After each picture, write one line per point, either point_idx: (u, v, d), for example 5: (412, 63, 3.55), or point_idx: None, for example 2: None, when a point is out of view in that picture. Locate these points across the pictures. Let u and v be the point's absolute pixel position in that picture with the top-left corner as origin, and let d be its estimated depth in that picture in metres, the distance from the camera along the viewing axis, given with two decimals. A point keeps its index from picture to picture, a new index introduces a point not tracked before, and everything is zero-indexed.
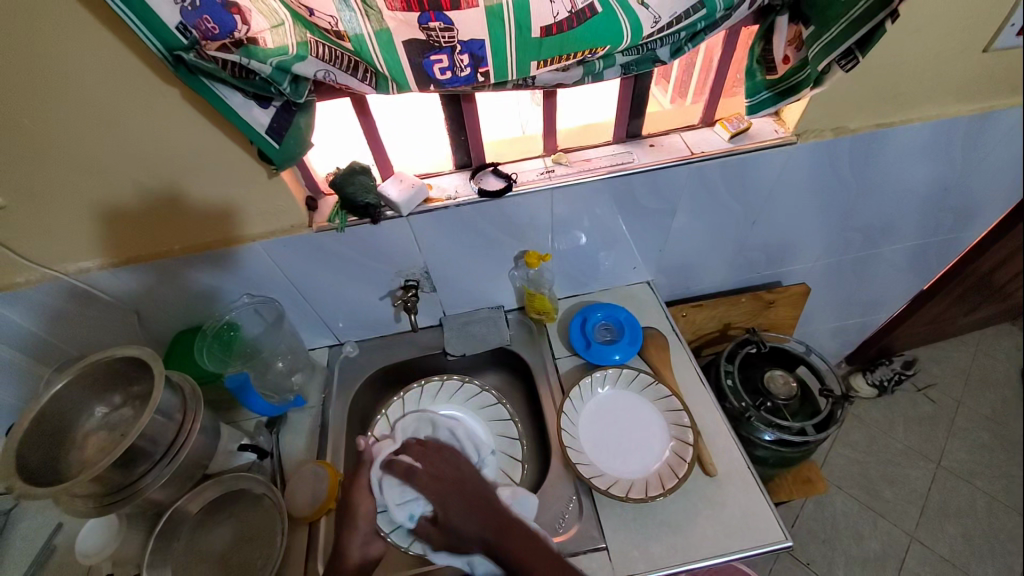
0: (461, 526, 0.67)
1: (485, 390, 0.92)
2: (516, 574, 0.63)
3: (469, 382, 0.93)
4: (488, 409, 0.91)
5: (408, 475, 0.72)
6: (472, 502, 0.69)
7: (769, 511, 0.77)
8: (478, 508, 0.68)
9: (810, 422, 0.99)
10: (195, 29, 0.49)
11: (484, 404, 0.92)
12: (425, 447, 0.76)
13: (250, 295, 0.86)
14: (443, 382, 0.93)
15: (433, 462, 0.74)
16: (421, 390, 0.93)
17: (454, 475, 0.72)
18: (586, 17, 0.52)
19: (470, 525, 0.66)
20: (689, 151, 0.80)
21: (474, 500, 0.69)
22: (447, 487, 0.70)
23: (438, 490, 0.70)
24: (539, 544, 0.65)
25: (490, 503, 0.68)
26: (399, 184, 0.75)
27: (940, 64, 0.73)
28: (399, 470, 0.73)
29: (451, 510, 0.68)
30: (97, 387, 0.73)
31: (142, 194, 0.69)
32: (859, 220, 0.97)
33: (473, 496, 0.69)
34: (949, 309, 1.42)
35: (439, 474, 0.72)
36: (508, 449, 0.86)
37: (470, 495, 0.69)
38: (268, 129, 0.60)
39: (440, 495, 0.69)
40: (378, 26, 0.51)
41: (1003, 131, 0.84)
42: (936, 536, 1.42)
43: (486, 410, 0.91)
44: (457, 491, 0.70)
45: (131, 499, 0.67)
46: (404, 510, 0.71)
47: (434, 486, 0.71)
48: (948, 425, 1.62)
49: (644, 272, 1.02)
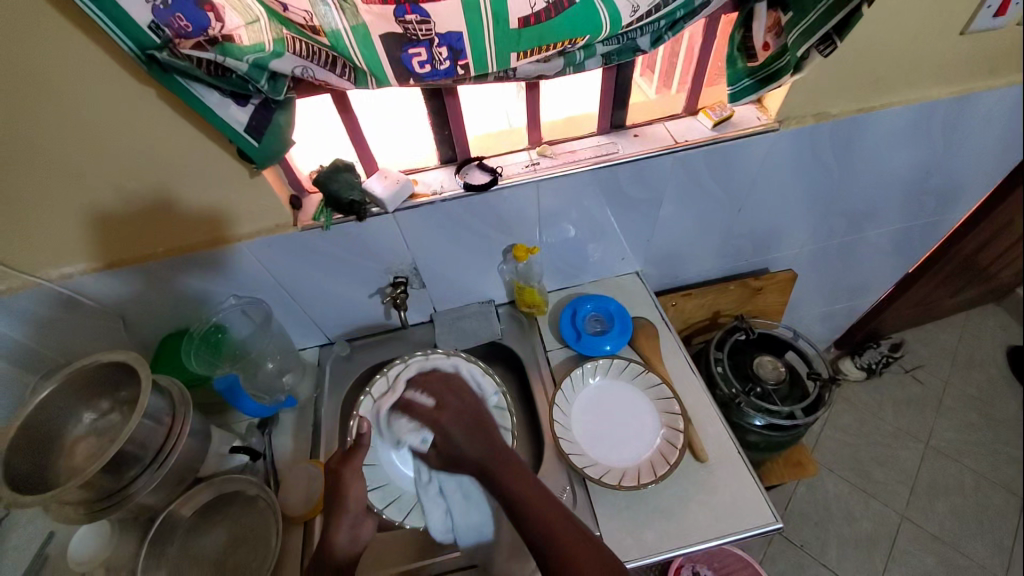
0: (461, 449, 0.71)
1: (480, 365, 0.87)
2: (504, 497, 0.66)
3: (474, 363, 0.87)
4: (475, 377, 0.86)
5: (414, 408, 0.78)
6: (474, 427, 0.73)
7: (759, 495, 0.78)
8: (477, 434, 0.72)
9: (800, 406, 1.00)
10: (167, 28, 0.49)
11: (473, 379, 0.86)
12: (436, 380, 0.80)
13: (236, 297, 0.85)
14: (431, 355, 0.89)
15: (441, 392, 0.79)
16: (406, 364, 0.89)
17: (458, 407, 0.76)
18: (564, 7, 0.52)
19: (467, 447, 0.71)
20: (672, 140, 0.80)
21: (474, 425, 0.73)
22: (454, 415, 0.75)
23: (443, 418, 0.75)
24: (527, 475, 0.68)
25: (488, 434, 0.72)
26: (384, 180, 0.74)
27: (918, 47, 0.73)
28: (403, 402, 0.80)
29: (455, 436, 0.72)
30: (84, 393, 0.72)
31: (123, 196, 0.68)
32: (844, 205, 0.98)
33: (473, 423, 0.74)
34: (935, 291, 1.44)
35: (447, 401, 0.77)
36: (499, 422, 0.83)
37: (469, 422, 0.73)
38: (246, 128, 0.59)
39: (444, 420, 0.74)
40: (354, 21, 0.50)
41: (981, 114, 0.85)
42: (925, 514, 1.45)
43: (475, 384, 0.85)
44: (459, 416, 0.75)
45: (122, 505, 0.67)
46: (415, 436, 0.78)
47: (440, 414, 0.75)
48: (936, 406, 1.65)
49: (633, 262, 1.02)
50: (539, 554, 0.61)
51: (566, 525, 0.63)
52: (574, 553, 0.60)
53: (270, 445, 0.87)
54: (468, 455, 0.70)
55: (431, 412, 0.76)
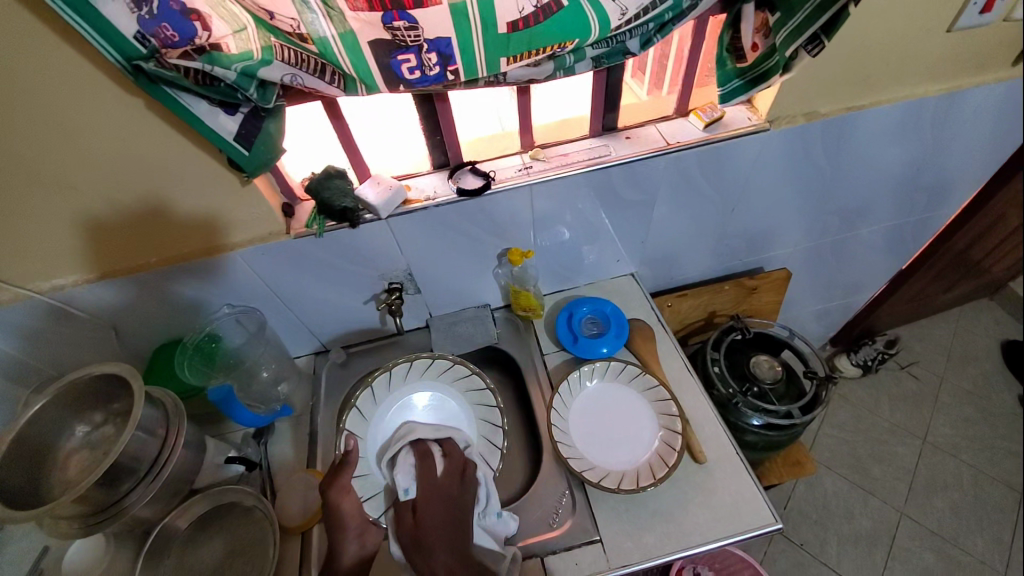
0: (430, 542, 0.62)
1: (472, 372, 0.87)
2: None
3: (477, 374, 0.87)
4: (465, 380, 0.87)
5: (425, 462, 0.70)
6: (453, 524, 0.64)
7: (758, 495, 0.77)
8: (453, 535, 0.63)
9: (796, 405, 1.00)
10: (153, 37, 0.48)
11: (457, 378, 0.88)
12: (456, 454, 0.71)
13: (230, 306, 0.85)
14: (413, 363, 0.88)
15: (452, 468, 0.69)
16: (390, 374, 0.87)
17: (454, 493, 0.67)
18: (553, 11, 0.52)
19: (437, 545, 0.62)
20: (665, 141, 0.80)
21: (455, 524, 0.64)
22: (445, 495, 0.67)
23: (435, 491, 0.67)
24: None
25: (462, 535, 0.64)
26: (377, 187, 0.75)
27: (905, 45, 0.74)
28: (417, 454, 0.71)
29: (434, 519, 0.64)
30: (76, 406, 0.71)
31: (115, 207, 0.67)
32: (837, 203, 0.98)
33: (457, 517, 0.65)
34: (929, 287, 1.45)
35: (450, 476, 0.69)
36: (489, 436, 0.83)
37: (452, 521, 0.64)
38: (235, 137, 0.59)
39: (436, 490, 0.67)
40: (341, 28, 0.50)
41: (970, 110, 0.86)
42: (923, 510, 1.46)
43: (460, 382, 0.87)
44: (449, 501, 0.66)
45: (115, 520, 0.66)
46: (404, 483, 0.69)
47: (438, 485, 0.68)
48: (933, 401, 1.65)
49: (628, 264, 1.02)
50: None
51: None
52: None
53: (266, 454, 0.86)
54: (436, 553, 0.61)
55: (432, 476, 0.69)
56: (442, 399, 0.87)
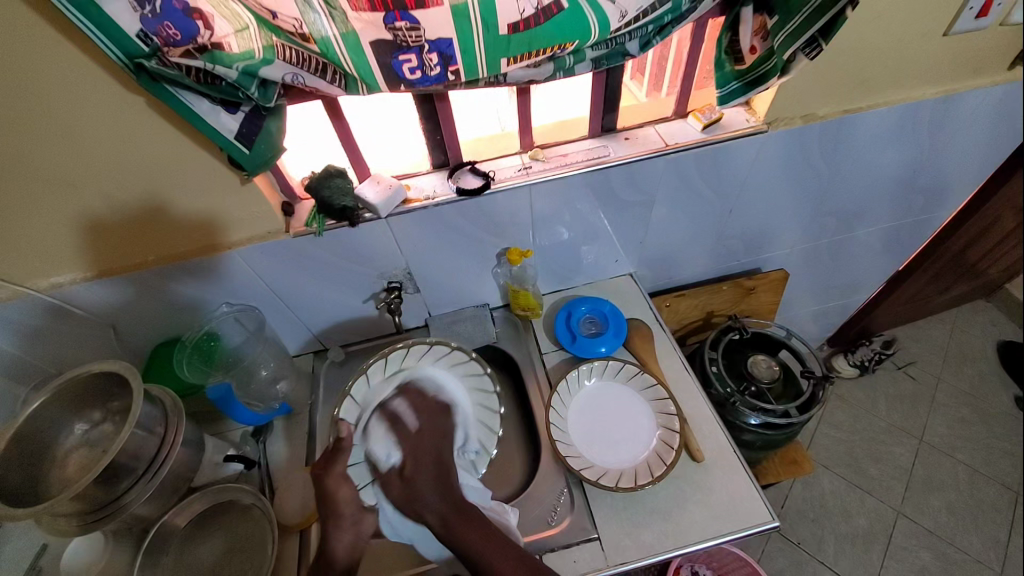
0: (423, 495, 0.66)
1: (472, 358, 0.86)
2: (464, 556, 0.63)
3: (476, 360, 0.86)
4: (463, 365, 0.86)
5: (397, 424, 0.71)
6: (441, 472, 0.68)
7: (756, 494, 0.78)
8: (444, 480, 0.67)
9: (794, 404, 1.00)
10: (155, 36, 0.49)
11: (455, 362, 0.86)
12: (425, 406, 0.74)
13: (230, 304, 0.85)
14: (408, 348, 0.88)
15: (429, 420, 0.72)
16: (385, 360, 0.87)
17: (435, 441, 0.70)
18: (553, 13, 0.52)
19: (429, 493, 0.66)
20: (663, 142, 0.80)
21: (443, 470, 0.68)
22: (428, 449, 0.69)
23: (418, 447, 0.69)
24: (498, 538, 0.65)
25: (450, 483, 0.68)
26: (377, 186, 0.75)
27: (902, 48, 0.74)
28: (388, 415, 0.72)
29: (423, 470, 0.67)
30: (75, 404, 0.71)
31: (113, 204, 0.67)
32: (835, 204, 0.99)
33: (443, 465, 0.68)
34: (926, 288, 1.46)
35: (428, 429, 0.71)
36: (487, 420, 0.81)
37: (440, 464, 0.68)
38: (237, 135, 0.59)
39: (418, 444, 0.69)
40: (343, 29, 0.50)
41: (966, 113, 0.87)
42: (920, 509, 1.47)
43: (458, 367, 0.86)
44: (433, 452, 0.69)
45: (113, 517, 0.66)
46: (383, 451, 0.69)
47: (419, 441, 0.69)
48: (929, 401, 1.66)
49: (626, 264, 1.03)
50: None
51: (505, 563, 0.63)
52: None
53: (265, 453, 0.86)
54: (429, 500, 0.66)
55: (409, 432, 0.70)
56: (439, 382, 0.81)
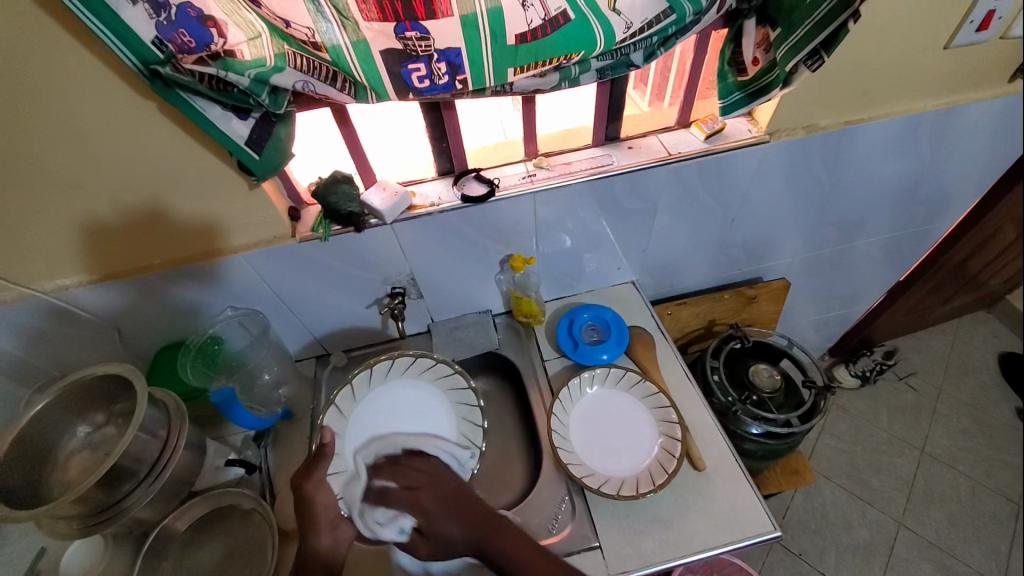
0: (443, 529, 0.69)
1: (454, 371, 0.87)
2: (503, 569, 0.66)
3: (459, 374, 0.87)
4: (445, 379, 0.87)
5: (386, 497, 0.70)
6: (451, 493, 0.72)
7: (757, 504, 0.78)
8: (456, 508, 0.71)
9: (795, 414, 1.00)
10: (170, 43, 0.49)
11: (439, 376, 0.88)
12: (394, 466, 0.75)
13: (233, 308, 0.86)
14: (393, 360, 0.88)
15: (410, 475, 0.74)
16: (370, 371, 0.87)
17: (429, 480, 0.73)
18: (560, 24, 0.53)
19: (447, 523, 0.69)
20: (666, 152, 0.81)
21: (451, 499, 0.71)
22: (429, 496, 0.71)
23: (419, 500, 0.70)
24: (524, 538, 0.68)
25: (467, 497, 0.72)
26: (383, 193, 0.75)
27: (902, 61, 0.75)
28: (373, 495, 0.71)
29: (433, 515, 0.69)
30: (78, 407, 0.71)
31: (121, 208, 0.68)
32: (836, 214, 1.00)
33: (447, 495, 0.72)
34: (927, 298, 1.46)
35: (414, 484, 0.73)
36: (472, 436, 0.83)
37: (444, 496, 0.72)
38: (247, 141, 0.60)
39: (416, 497, 0.70)
40: (355, 37, 0.51)
41: (966, 125, 0.87)
42: (922, 521, 1.46)
43: (441, 381, 0.87)
44: (435, 493, 0.72)
45: (114, 521, 0.66)
46: (392, 530, 0.68)
47: (416, 497, 0.70)
48: (931, 412, 1.66)
49: (629, 272, 1.03)
50: None
51: (533, 561, 0.65)
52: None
53: (267, 457, 0.86)
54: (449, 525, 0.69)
55: (399, 496, 0.71)
56: (421, 395, 0.86)
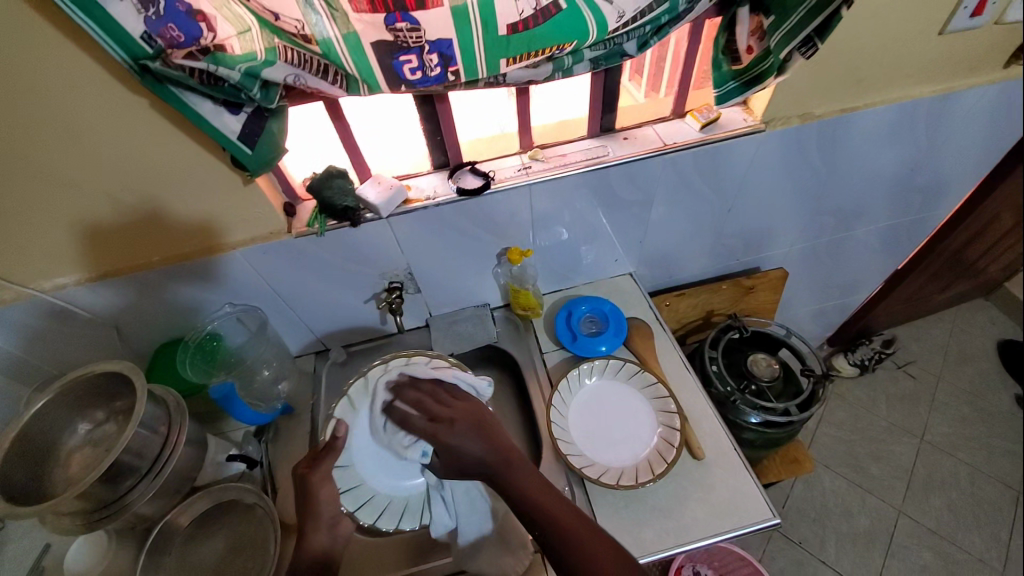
0: (465, 449, 0.67)
1: (431, 357, 0.83)
2: (523, 511, 0.65)
3: (437, 357, 0.84)
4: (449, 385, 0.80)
5: (408, 423, 0.72)
6: (477, 425, 0.69)
7: (756, 491, 0.78)
8: (484, 434, 0.68)
9: (794, 402, 1.01)
10: (160, 38, 0.49)
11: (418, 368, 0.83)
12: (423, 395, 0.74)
13: (232, 304, 0.86)
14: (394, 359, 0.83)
15: (436, 406, 0.72)
16: (366, 378, 0.82)
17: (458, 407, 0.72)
18: (552, 13, 0.53)
19: (470, 449, 0.67)
20: (662, 142, 0.81)
21: (477, 424, 0.69)
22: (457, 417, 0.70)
23: (440, 431, 0.68)
24: (546, 486, 0.66)
25: (492, 432, 0.69)
26: (378, 186, 0.75)
27: (898, 47, 0.75)
28: (398, 416, 0.74)
29: (458, 435, 0.68)
30: (78, 404, 0.72)
31: (116, 206, 0.68)
32: (832, 203, 0.99)
33: (476, 421, 0.70)
34: (925, 287, 1.46)
35: (438, 409, 0.71)
36: None
37: (476, 419, 0.70)
38: (240, 136, 0.59)
39: (439, 425, 0.69)
40: (344, 30, 0.51)
41: (963, 112, 0.87)
42: (922, 509, 1.47)
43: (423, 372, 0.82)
44: (462, 417, 0.70)
45: (117, 516, 0.67)
46: (414, 451, 0.73)
47: (437, 425, 0.69)
48: (930, 400, 1.66)
49: (626, 264, 1.03)
50: (548, 545, 0.63)
51: (570, 514, 0.64)
52: (578, 538, 0.62)
53: (267, 453, 0.86)
54: (474, 456, 0.67)
55: (425, 423, 0.71)
56: None
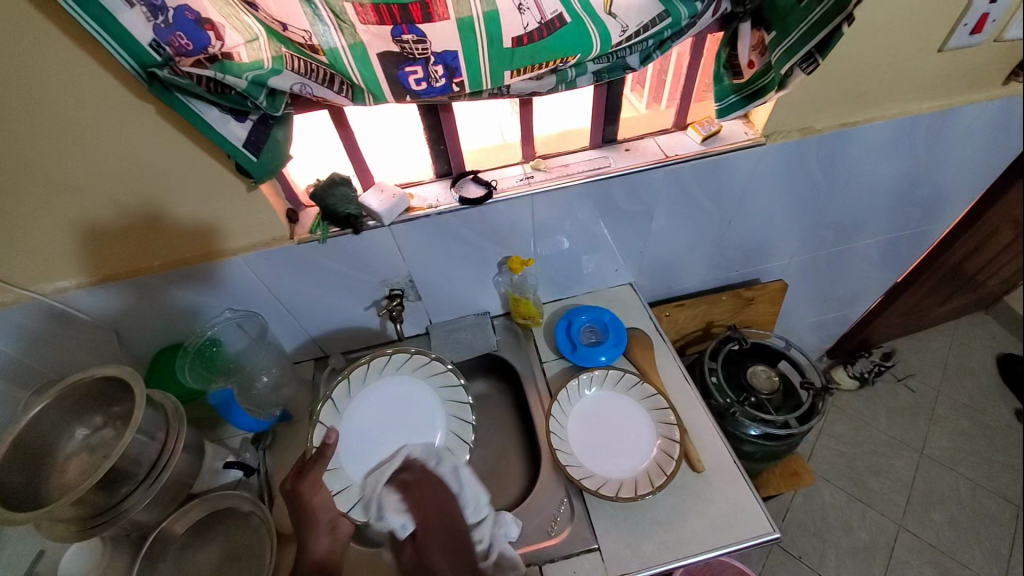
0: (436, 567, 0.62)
1: (431, 359, 0.90)
2: None
3: (436, 360, 0.90)
4: (449, 389, 0.88)
5: (408, 493, 0.70)
6: (450, 538, 0.65)
7: (756, 505, 0.78)
8: (459, 554, 0.64)
9: (794, 415, 1.01)
10: (168, 46, 0.50)
11: (418, 367, 0.89)
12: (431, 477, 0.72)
13: (232, 310, 0.86)
14: (413, 355, 0.90)
15: (439, 497, 0.70)
16: (368, 367, 0.89)
17: (448, 508, 0.68)
18: (556, 27, 0.54)
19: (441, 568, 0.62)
20: (663, 154, 0.82)
21: (456, 540, 0.65)
22: (444, 521, 0.67)
23: (431, 516, 0.67)
24: None
25: (459, 550, 0.64)
26: (380, 195, 0.75)
27: (898, 63, 0.76)
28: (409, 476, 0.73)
29: (436, 546, 0.64)
30: (76, 409, 0.71)
31: (121, 210, 0.68)
32: (831, 216, 1.00)
33: (456, 536, 0.66)
34: (924, 300, 1.47)
35: (437, 499, 0.69)
36: (459, 431, 0.85)
37: (457, 534, 0.66)
38: (245, 143, 0.60)
39: (427, 517, 0.67)
40: (352, 41, 0.51)
41: (962, 127, 0.88)
42: (922, 523, 1.46)
43: (421, 370, 0.89)
44: (449, 522, 0.67)
45: (113, 523, 0.66)
46: (398, 520, 0.66)
47: (430, 515, 0.67)
48: (930, 414, 1.66)
49: (627, 274, 1.03)
50: None
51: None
52: None
53: (265, 460, 0.86)
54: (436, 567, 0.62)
55: (419, 502, 0.69)
56: (402, 389, 0.88)
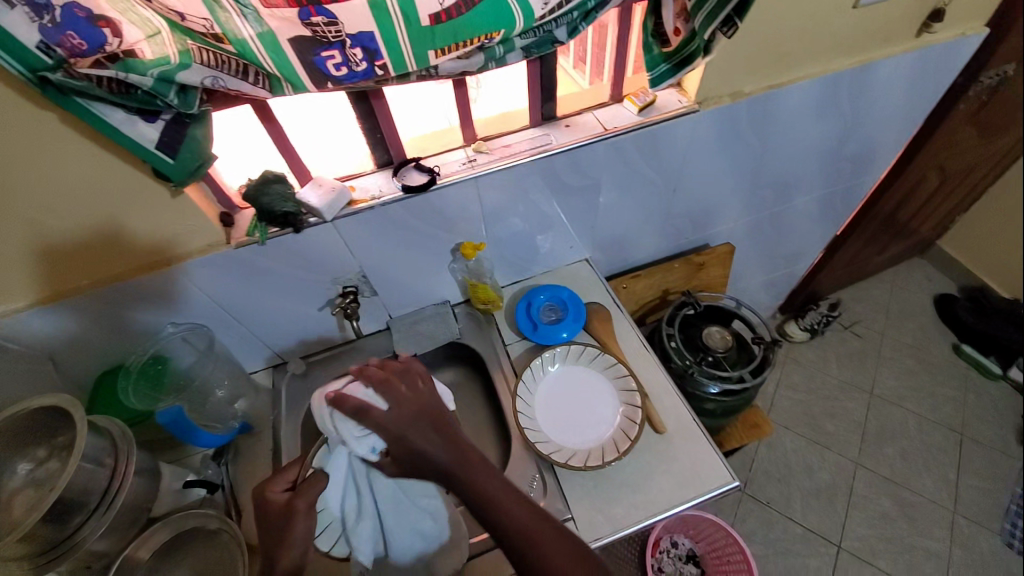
0: (428, 452, 0.62)
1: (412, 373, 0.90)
2: (476, 508, 0.60)
3: None
4: None
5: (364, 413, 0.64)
6: (430, 429, 0.64)
7: (716, 459, 0.81)
8: (442, 436, 0.63)
9: (748, 369, 1.05)
10: (59, 47, 0.46)
11: None
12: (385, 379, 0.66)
13: (175, 324, 0.81)
14: None
15: (400, 401, 0.65)
16: None
17: (415, 410, 0.64)
18: (474, 2, 0.52)
19: (436, 453, 0.62)
20: (601, 128, 0.82)
21: (433, 425, 0.64)
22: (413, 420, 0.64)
23: (399, 426, 0.63)
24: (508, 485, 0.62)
25: (451, 439, 0.63)
26: (319, 190, 0.73)
27: (815, 24, 0.79)
28: (354, 407, 0.64)
29: (414, 438, 0.63)
30: (13, 443, 0.66)
31: (35, 228, 0.63)
32: (770, 176, 1.04)
33: (433, 425, 0.64)
34: (864, 250, 1.56)
35: (401, 404, 0.65)
36: None
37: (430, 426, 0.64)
38: (158, 145, 0.56)
39: (403, 427, 0.63)
40: (258, 28, 0.48)
41: (880, 80, 0.93)
42: (877, 459, 1.56)
43: None
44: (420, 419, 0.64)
45: (70, 556, 0.62)
46: (363, 445, 0.65)
47: (397, 422, 0.63)
48: (877, 355, 1.77)
49: (581, 250, 1.05)
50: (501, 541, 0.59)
51: (518, 509, 0.60)
52: (532, 533, 0.59)
53: (229, 475, 0.83)
54: (437, 457, 0.61)
55: (388, 422, 0.63)
56: None
